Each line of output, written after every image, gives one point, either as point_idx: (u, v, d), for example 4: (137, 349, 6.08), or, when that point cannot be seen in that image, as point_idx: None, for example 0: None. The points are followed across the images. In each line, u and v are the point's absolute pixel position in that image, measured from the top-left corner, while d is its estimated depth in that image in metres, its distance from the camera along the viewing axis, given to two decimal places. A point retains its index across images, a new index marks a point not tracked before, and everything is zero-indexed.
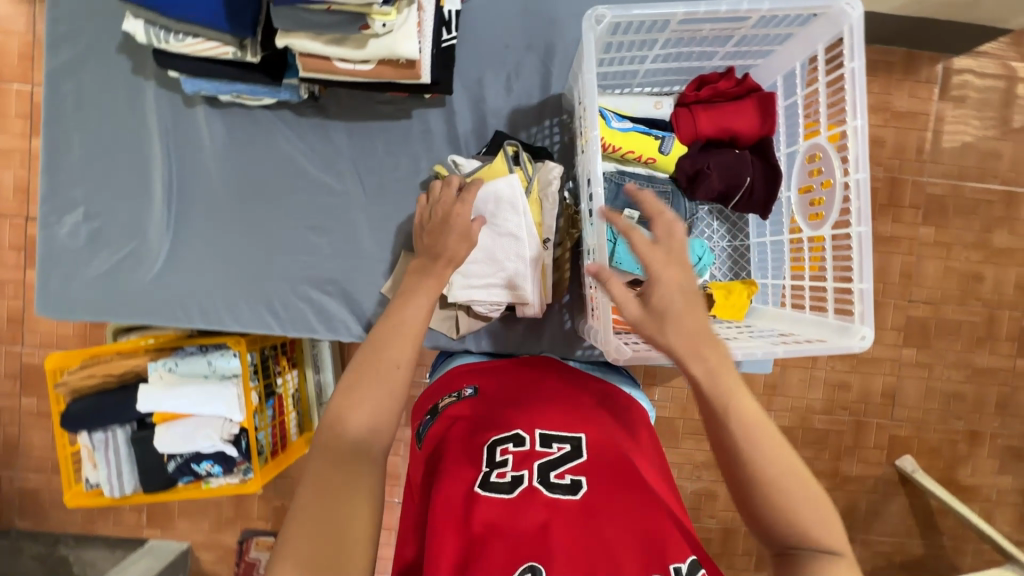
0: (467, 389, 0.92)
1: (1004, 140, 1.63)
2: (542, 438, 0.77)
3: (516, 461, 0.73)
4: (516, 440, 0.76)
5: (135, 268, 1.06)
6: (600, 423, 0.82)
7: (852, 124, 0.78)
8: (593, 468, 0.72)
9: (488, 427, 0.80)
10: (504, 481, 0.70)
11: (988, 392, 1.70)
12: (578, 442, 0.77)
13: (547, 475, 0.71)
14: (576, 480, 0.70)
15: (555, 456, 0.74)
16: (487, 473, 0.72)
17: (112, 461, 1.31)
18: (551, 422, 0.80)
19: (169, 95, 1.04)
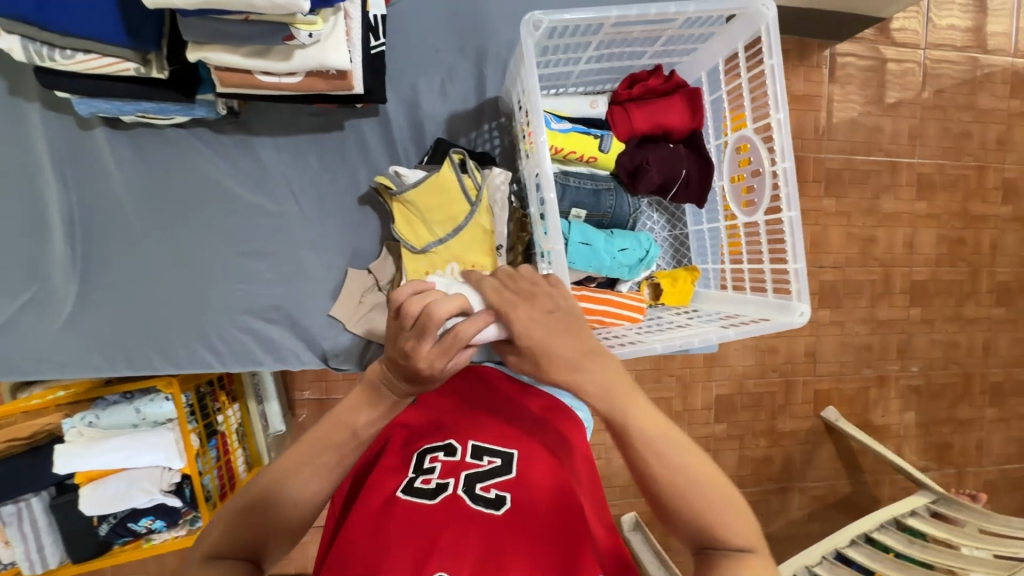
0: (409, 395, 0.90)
1: (884, 116, 1.82)
2: (475, 450, 0.75)
3: (444, 470, 0.72)
4: (448, 450, 0.75)
5: (38, 318, 0.93)
6: (536, 428, 0.80)
7: (774, 118, 0.84)
8: (521, 484, 0.70)
9: (426, 434, 0.79)
10: (427, 488, 0.69)
11: (890, 340, 1.91)
12: (510, 456, 0.74)
13: (473, 485, 0.69)
14: (502, 494, 0.68)
15: (484, 469, 0.72)
16: (412, 480, 0.71)
17: (29, 535, 1.15)
18: (487, 433, 0.78)
19: (60, 118, 0.92)
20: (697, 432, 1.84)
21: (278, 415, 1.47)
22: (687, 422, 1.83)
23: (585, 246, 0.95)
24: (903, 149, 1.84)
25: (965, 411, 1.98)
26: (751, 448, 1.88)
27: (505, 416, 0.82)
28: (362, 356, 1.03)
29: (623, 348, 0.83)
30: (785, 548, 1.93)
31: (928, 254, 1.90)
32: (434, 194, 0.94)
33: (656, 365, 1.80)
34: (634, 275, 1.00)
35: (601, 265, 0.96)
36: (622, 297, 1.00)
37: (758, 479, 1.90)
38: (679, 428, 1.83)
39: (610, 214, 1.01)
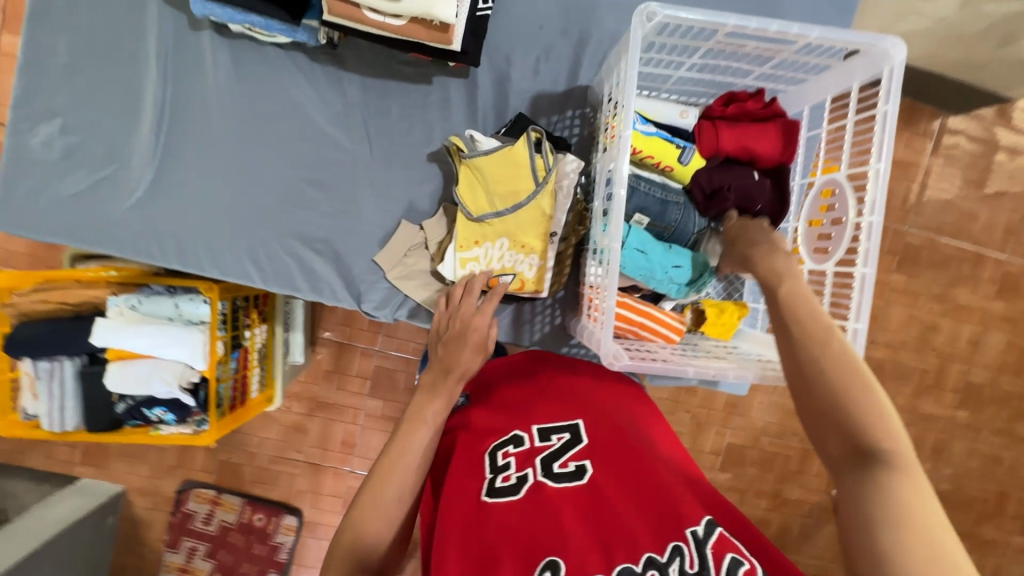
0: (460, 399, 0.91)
1: (983, 203, 1.70)
2: (540, 432, 0.74)
3: (519, 461, 0.72)
4: (515, 441, 0.74)
5: (110, 195, 0.98)
6: (604, 403, 0.80)
7: (875, 167, 0.79)
8: (597, 448, 0.70)
9: (487, 429, 0.79)
10: (509, 486, 0.69)
11: (927, 437, 1.79)
12: (576, 427, 0.74)
13: (550, 467, 0.70)
14: (581, 465, 0.69)
15: (555, 448, 0.72)
16: (491, 480, 0.71)
17: (55, 394, 1.23)
18: (545, 413, 0.78)
19: (173, 14, 0.96)
20: None
21: (299, 346, 1.53)
22: None
23: (640, 254, 0.92)
24: (994, 242, 1.72)
25: (990, 531, 1.84)
26: (751, 506, 1.81)
27: (568, 395, 0.80)
28: (393, 308, 1.04)
29: (654, 363, 0.80)
30: None
31: (993, 359, 1.77)
32: (507, 165, 0.92)
33: (674, 398, 1.75)
34: (681, 295, 0.97)
35: (651, 277, 0.93)
36: (663, 314, 0.96)
37: None
38: None
39: (673, 227, 0.97)
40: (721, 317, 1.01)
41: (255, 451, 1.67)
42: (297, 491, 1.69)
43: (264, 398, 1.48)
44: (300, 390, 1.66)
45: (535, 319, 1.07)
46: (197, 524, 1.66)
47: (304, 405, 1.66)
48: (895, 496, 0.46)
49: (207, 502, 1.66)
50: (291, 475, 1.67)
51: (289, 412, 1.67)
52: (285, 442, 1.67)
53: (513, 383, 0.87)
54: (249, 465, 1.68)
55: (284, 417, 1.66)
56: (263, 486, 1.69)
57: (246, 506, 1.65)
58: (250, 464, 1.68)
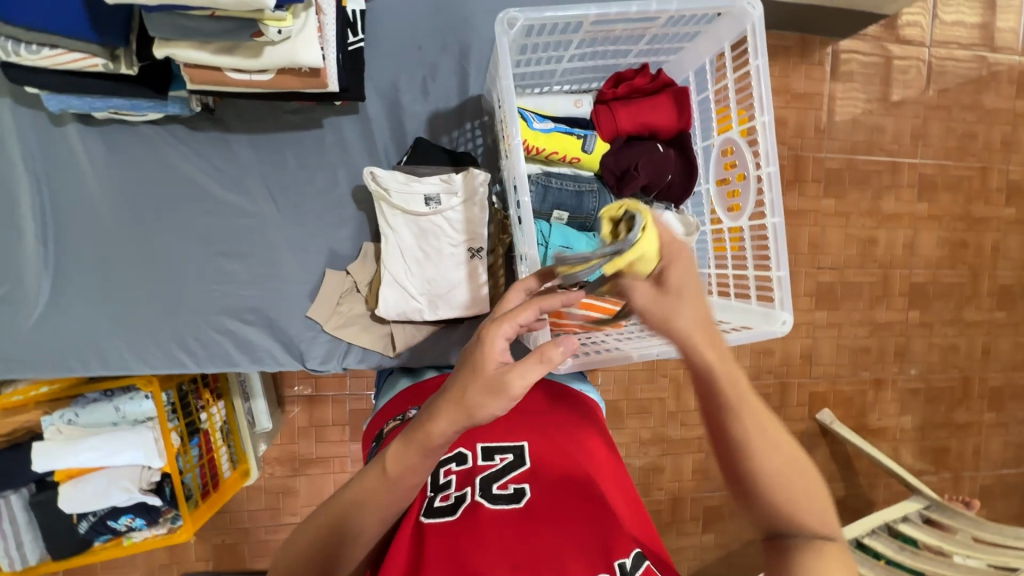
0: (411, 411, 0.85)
1: (887, 115, 1.78)
2: (484, 451, 0.74)
3: (459, 481, 0.72)
4: (458, 458, 0.74)
5: (11, 317, 0.92)
6: (552, 420, 0.80)
7: (759, 120, 0.83)
8: (538, 473, 0.71)
9: None
10: (447, 504, 0.68)
11: (888, 343, 1.88)
12: (521, 450, 0.74)
13: (490, 488, 0.69)
14: (521, 489, 0.69)
15: (497, 468, 0.72)
16: (431, 499, 0.70)
17: (9, 532, 1.15)
18: (492, 429, 0.77)
19: (31, 113, 0.90)
20: (691, 433, 1.82)
21: (264, 413, 1.48)
22: (680, 423, 1.81)
23: (566, 250, 0.93)
24: (905, 149, 1.81)
25: (963, 415, 1.95)
26: None
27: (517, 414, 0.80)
28: (340, 358, 1.01)
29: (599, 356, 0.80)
30: None
31: (929, 256, 1.87)
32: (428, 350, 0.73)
33: (650, 366, 1.78)
34: None
35: None
36: None
37: None
38: (671, 429, 1.81)
39: (593, 216, 0.98)
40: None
41: (248, 526, 1.62)
42: None
43: (239, 473, 1.42)
44: (280, 452, 1.61)
45: None
46: None
47: (288, 467, 1.61)
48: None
49: None
50: None
51: (274, 477, 1.62)
52: (276, 509, 1.62)
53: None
54: (245, 542, 1.62)
55: (270, 483, 1.61)
56: (265, 558, 1.63)
57: None
58: (246, 540, 1.62)
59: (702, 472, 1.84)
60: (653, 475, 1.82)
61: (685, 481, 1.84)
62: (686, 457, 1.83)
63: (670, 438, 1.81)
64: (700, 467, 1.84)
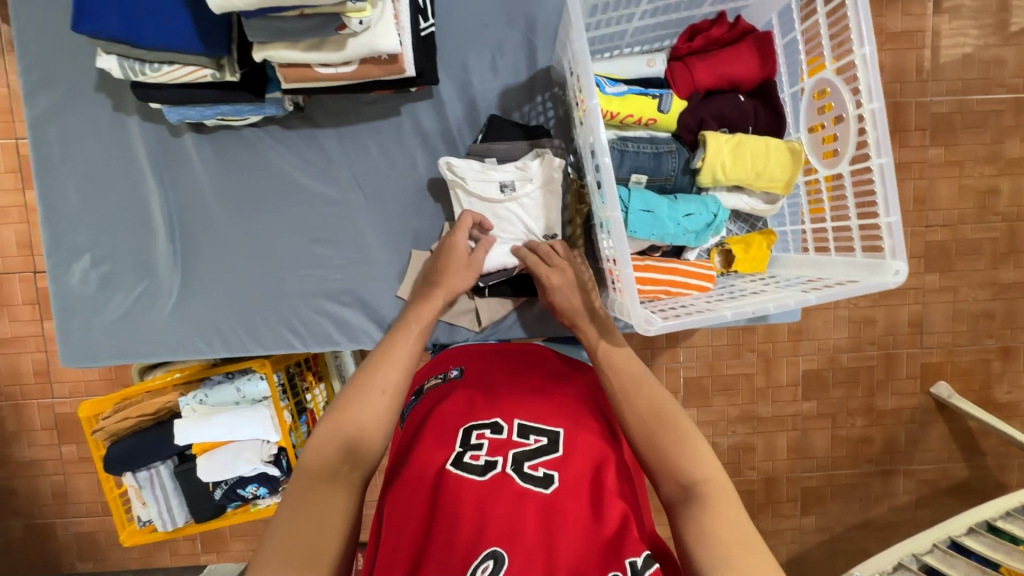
0: (452, 371, 0.93)
1: (1007, 46, 1.56)
2: (520, 428, 0.76)
3: (491, 447, 0.73)
4: (494, 428, 0.76)
5: (149, 307, 1.06)
6: (589, 412, 0.80)
7: (858, 53, 0.75)
8: (567, 461, 0.71)
9: (476, 407, 0.80)
10: (476, 465, 0.70)
11: (1017, 307, 1.67)
12: (556, 434, 0.75)
13: (520, 464, 0.71)
14: (549, 474, 0.70)
15: (531, 448, 0.73)
16: (460, 457, 0.73)
17: (160, 496, 1.32)
18: (531, 411, 0.79)
19: (154, 127, 1.02)
20: (784, 410, 1.72)
21: None
22: (771, 400, 1.72)
23: (647, 214, 0.90)
24: None
25: None
26: (845, 427, 1.73)
27: (552, 400, 0.81)
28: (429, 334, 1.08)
29: (690, 317, 0.78)
30: (887, 536, 1.78)
31: None
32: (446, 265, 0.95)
33: (735, 340, 1.70)
34: (701, 242, 0.94)
35: (665, 232, 0.91)
36: (690, 266, 0.94)
37: (854, 460, 1.75)
38: (762, 406, 1.72)
39: (673, 177, 0.95)
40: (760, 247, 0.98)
41: None
42: None
43: None
44: None
45: None
46: None
47: None
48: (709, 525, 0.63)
49: None
50: None
51: None
52: None
53: (506, 378, 0.87)
54: None
55: None
56: None
57: None
58: None
59: (798, 451, 1.74)
60: (744, 454, 1.74)
61: (779, 462, 1.75)
62: (779, 435, 1.73)
63: (760, 415, 1.72)
64: (795, 445, 1.74)
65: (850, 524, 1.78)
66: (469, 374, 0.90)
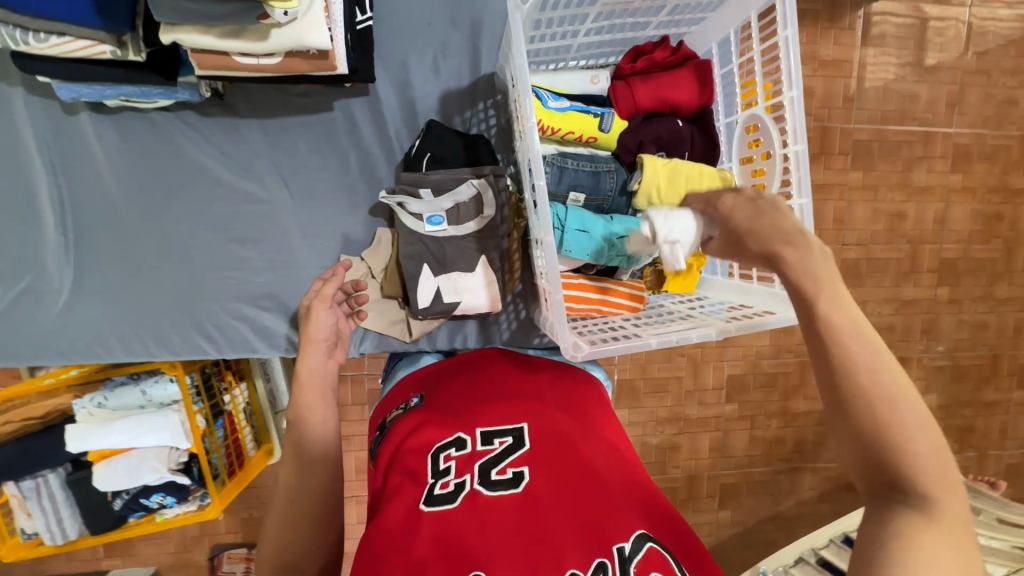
0: (413, 399, 0.83)
1: (921, 82, 1.69)
2: (482, 435, 0.69)
3: (459, 466, 0.66)
4: (457, 443, 0.69)
5: (35, 306, 0.94)
6: (556, 404, 0.74)
7: (788, 95, 0.78)
8: (537, 455, 0.65)
9: (433, 426, 0.73)
10: (446, 492, 0.63)
11: (914, 321, 1.83)
12: (519, 432, 0.69)
13: (488, 474, 0.64)
14: (519, 472, 0.64)
15: (496, 453, 0.67)
16: (430, 486, 0.65)
17: (48, 508, 1.20)
18: (491, 415, 0.72)
19: (43, 102, 0.90)
20: (708, 412, 1.81)
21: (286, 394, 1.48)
22: (697, 403, 1.80)
23: (583, 234, 0.90)
24: (939, 118, 1.72)
25: (990, 393, 1.90)
26: (762, 428, 1.85)
27: (518, 399, 0.74)
28: (356, 344, 1.02)
29: (617, 343, 0.78)
30: (794, 528, 1.93)
31: (960, 231, 1.79)
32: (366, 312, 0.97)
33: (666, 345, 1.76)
34: (633, 264, 0.94)
35: (599, 254, 0.91)
36: (620, 286, 0.96)
37: (768, 459, 1.87)
38: (688, 408, 1.80)
39: (610, 198, 0.95)
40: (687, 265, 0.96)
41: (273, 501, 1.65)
42: None
43: (263, 453, 1.44)
44: None
45: (500, 318, 1.05)
46: None
47: None
48: (925, 538, 0.44)
49: (242, 560, 1.66)
50: None
51: None
52: None
53: (466, 391, 0.80)
54: None
55: None
56: None
57: None
58: None
59: (719, 451, 1.84)
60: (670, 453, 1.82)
61: (701, 460, 1.84)
62: (703, 436, 1.82)
63: (686, 417, 1.80)
64: (716, 445, 1.84)
65: (761, 518, 1.91)
66: (429, 399, 0.81)
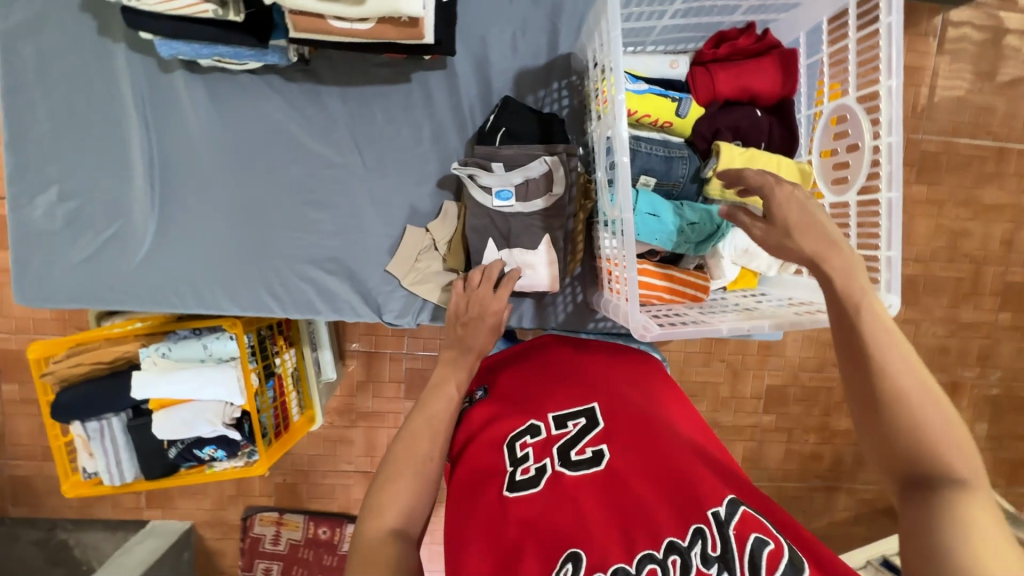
0: (478, 391, 0.81)
1: (999, 95, 1.61)
2: (555, 419, 0.69)
3: (537, 451, 0.66)
4: (530, 429, 0.69)
5: (120, 252, 0.99)
6: (619, 381, 0.74)
7: (886, 84, 0.75)
8: (613, 434, 0.65)
9: (505, 417, 0.72)
10: (527, 477, 0.63)
11: (971, 345, 1.74)
12: (592, 412, 0.69)
13: (567, 455, 0.64)
14: (599, 451, 0.64)
15: (572, 435, 0.66)
16: (511, 473, 0.65)
17: (109, 450, 1.26)
18: (560, 398, 0.72)
19: (142, 59, 0.95)
20: (744, 421, 1.77)
21: (330, 363, 1.53)
22: (733, 410, 1.76)
23: (652, 217, 0.89)
24: (1016, 133, 1.63)
25: None
26: (800, 442, 1.80)
27: (583, 382, 0.74)
28: (415, 314, 1.03)
29: (687, 328, 0.78)
30: None
31: None
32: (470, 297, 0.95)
33: (707, 349, 1.73)
34: (700, 251, 0.94)
35: (667, 239, 0.90)
36: (686, 274, 0.94)
37: (802, 475, 1.82)
38: (724, 415, 1.76)
39: (681, 184, 0.94)
40: (739, 268, 0.98)
41: (307, 468, 1.70)
42: (355, 499, 1.72)
43: (307, 418, 1.48)
44: (339, 403, 1.66)
45: (556, 300, 1.05)
46: (267, 546, 1.70)
47: (345, 418, 1.66)
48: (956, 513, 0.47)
49: (272, 524, 1.70)
50: (345, 486, 1.70)
51: (331, 426, 1.68)
52: (332, 455, 1.69)
53: (531, 373, 0.79)
54: (305, 483, 1.71)
55: (327, 431, 1.68)
56: (320, 500, 1.72)
57: (309, 521, 1.69)
58: (305, 482, 1.70)
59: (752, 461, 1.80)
60: None
61: None
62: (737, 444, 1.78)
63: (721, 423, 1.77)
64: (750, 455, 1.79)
65: None
66: (494, 389, 0.80)
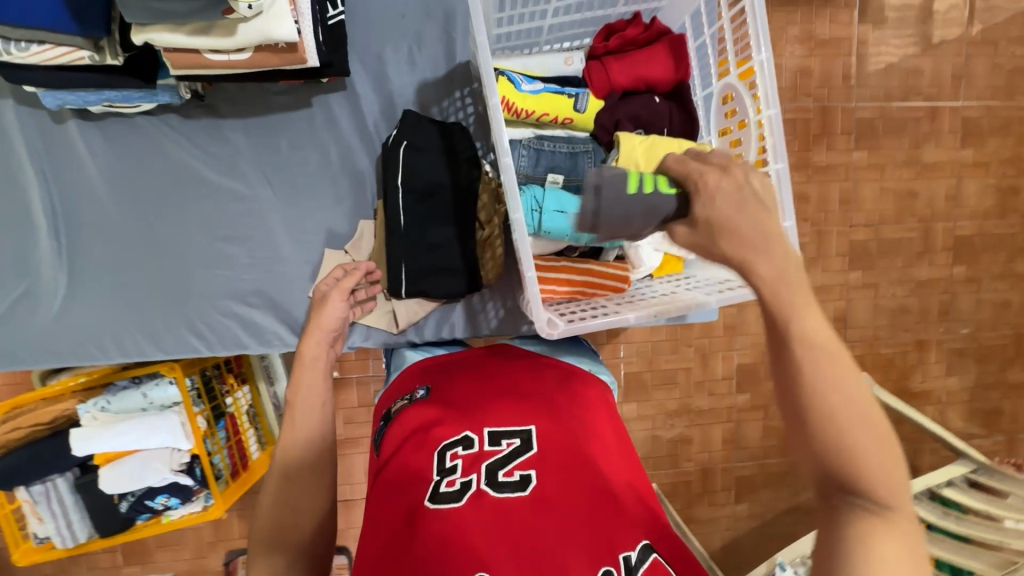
0: (419, 390, 0.81)
1: (925, 56, 1.64)
2: (491, 436, 0.68)
3: (466, 465, 0.65)
4: (464, 442, 0.67)
5: (33, 308, 0.97)
6: (560, 404, 0.73)
7: (757, 59, 0.78)
8: (546, 459, 0.65)
9: (439, 424, 0.71)
10: (452, 491, 0.62)
11: (931, 302, 1.77)
12: (528, 434, 0.68)
13: (496, 475, 0.63)
14: (528, 475, 0.63)
15: (504, 454, 0.66)
16: (436, 483, 0.64)
17: (58, 512, 1.23)
18: (499, 415, 0.71)
19: (32, 112, 0.93)
20: (720, 403, 1.77)
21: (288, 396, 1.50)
22: (707, 393, 1.76)
23: (562, 214, 0.88)
24: (945, 92, 1.67)
25: (1016, 374, 1.83)
26: (777, 418, 1.80)
27: (521, 399, 0.74)
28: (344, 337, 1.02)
29: (593, 321, 0.79)
30: (815, 518, 1.87)
31: (974, 206, 1.73)
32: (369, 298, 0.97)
33: (673, 336, 1.73)
34: (616, 244, 0.93)
35: (580, 233, 0.90)
36: (605, 266, 0.93)
37: (784, 449, 1.82)
38: (699, 399, 1.76)
39: (589, 178, 0.94)
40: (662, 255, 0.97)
41: None
42: None
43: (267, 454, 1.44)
44: None
45: (487, 306, 1.05)
46: None
47: None
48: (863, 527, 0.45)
49: None
50: None
51: None
52: None
53: (471, 384, 0.78)
54: None
55: None
56: None
57: None
58: None
59: (733, 442, 1.79)
60: (681, 447, 1.78)
61: (715, 452, 1.80)
62: (716, 427, 1.78)
63: (698, 408, 1.76)
64: (730, 436, 1.79)
65: (780, 510, 1.86)
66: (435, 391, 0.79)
